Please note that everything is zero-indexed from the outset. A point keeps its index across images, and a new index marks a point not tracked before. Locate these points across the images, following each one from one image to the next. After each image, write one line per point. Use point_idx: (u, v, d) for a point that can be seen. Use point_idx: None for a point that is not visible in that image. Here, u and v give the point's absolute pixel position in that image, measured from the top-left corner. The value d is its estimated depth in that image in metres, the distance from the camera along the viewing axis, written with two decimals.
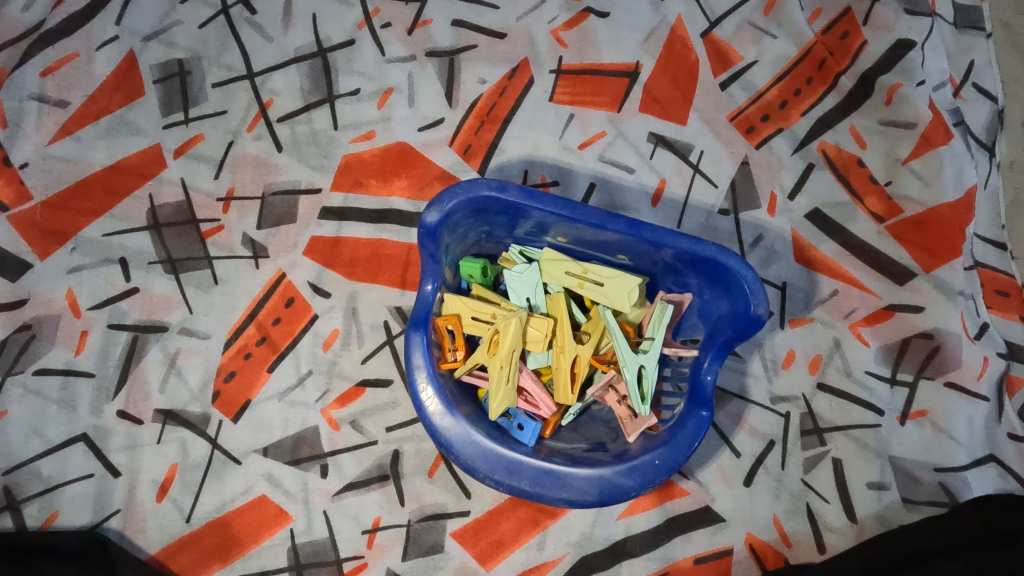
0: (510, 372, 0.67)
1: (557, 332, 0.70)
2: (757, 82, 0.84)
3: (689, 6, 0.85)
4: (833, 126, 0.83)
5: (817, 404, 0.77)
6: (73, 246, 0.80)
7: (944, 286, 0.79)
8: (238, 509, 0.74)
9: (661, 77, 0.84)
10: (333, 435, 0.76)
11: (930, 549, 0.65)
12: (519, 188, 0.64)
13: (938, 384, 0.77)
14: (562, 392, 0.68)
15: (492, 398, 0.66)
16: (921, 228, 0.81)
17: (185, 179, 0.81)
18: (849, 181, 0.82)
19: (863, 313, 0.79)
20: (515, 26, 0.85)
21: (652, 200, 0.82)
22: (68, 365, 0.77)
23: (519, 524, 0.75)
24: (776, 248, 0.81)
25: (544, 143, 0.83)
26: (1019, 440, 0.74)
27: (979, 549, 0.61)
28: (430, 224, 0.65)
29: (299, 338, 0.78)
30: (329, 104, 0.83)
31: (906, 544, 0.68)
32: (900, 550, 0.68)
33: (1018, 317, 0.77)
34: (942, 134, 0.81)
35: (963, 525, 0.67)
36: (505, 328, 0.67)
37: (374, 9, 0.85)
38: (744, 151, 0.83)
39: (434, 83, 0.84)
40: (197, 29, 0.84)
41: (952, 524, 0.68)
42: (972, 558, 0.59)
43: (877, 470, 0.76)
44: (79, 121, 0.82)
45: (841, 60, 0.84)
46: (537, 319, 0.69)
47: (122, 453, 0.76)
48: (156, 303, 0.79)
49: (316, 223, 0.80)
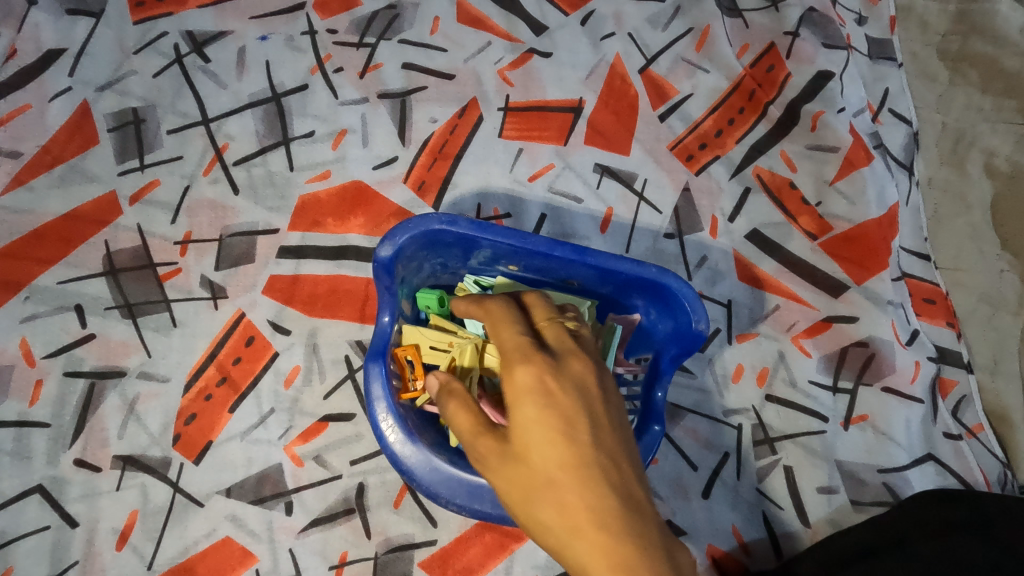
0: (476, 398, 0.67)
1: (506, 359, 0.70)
2: (693, 113, 0.90)
3: (626, 45, 0.91)
4: (765, 151, 0.89)
5: (767, 415, 0.81)
6: (28, 295, 0.79)
7: (875, 296, 0.84)
8: (202, 552, 0.74)
9: (603, 111, 0.89)
10: (297, 471, 0.76)
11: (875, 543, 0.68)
12: (468, 221, 0.67)
13: (875, 389, 0.82)
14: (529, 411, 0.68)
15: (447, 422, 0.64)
16: (851, 244, 0.86)
17: (141, 225, 0.82)
18: (783, 203, 0.88)
19: (803, 326, 0.84)
20: (463, 67, 0.89)
21: (600, 226, 0.86)
22: (22, 416, 0.76)
23: (486, 550, 0.75)
24: (720, 268, 0.85)
25: (495, 176, 0.86)
26: (953, 438, 0.80)
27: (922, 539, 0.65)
28: (384, 259, 0.67)
29: (260, 376, 0.79)
30: (285, 146, 0.85)
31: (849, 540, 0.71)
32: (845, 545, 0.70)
33: (945, 322, 0.85)
34: (863, 156, 0.88)
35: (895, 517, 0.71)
36: (461, 351, 0.67)
37: (326, 55, 0.88)
38: (684, 178, 0.88)
39: (387, 123, 0.87)
40: (151, 78, 0.86)
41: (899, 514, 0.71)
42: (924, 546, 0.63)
43: (826, 474, 0.79)
44: (32, 171, 0.83)
45: (768, 91, 0.90)
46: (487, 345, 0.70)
47: (80, 502, 0.74)
48: (113, 349, 0.79)
49: (274, 262, 0.82)
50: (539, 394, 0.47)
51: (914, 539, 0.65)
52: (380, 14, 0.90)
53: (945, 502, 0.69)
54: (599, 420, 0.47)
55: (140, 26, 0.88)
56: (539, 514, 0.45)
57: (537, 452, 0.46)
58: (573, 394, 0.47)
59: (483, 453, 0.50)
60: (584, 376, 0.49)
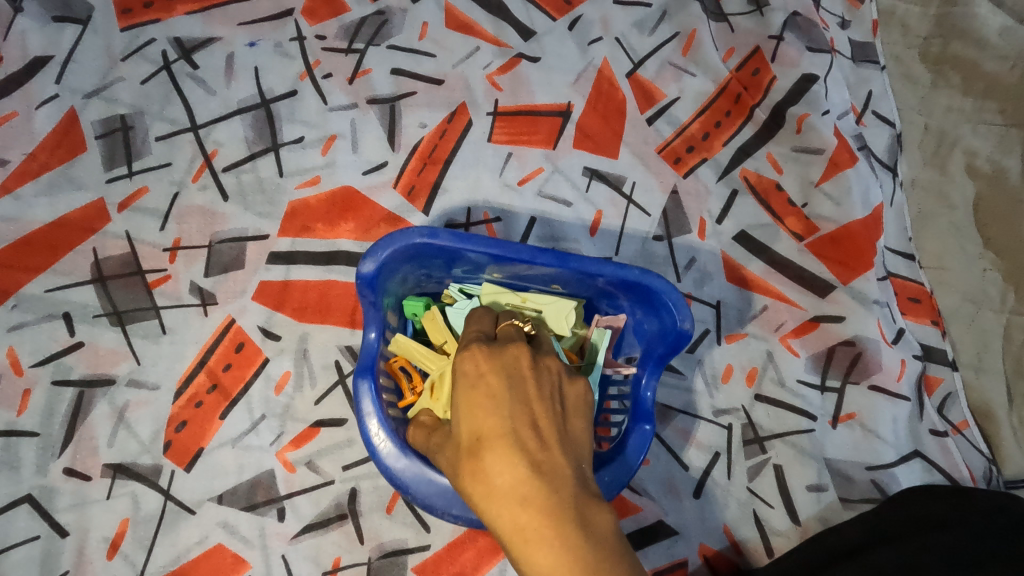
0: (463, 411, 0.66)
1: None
2: (680, 116, 0.91)
3: (614, 49, 0.92)
4: (752, 154, 0.90)
5: (756, 414, 0.82)
6: (15, 303, 0.79)
7: (860, 296, 0.85)
8: (194, 559, 0.74)
9: (591, 115, 0.90)
10: (289, 477, 0.76)
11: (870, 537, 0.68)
12: (450, 232, 0.66)
13: (862, 387, 0.83)
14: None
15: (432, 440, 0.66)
16: (836, 244, 0.87)
17: (130, 232, 0.82)
18: (770, 205, 0.89)
19: (791, 326, 0.85)
20: (451, 72, 0.89)
21: (590, 230, 0.87)
22: (10, 426, 0.75)
23: (480, 554, 0.75)
24: (708, 269, 0.86)
25: (485, 181, 0.87)
26: (939, 435, 0.81)
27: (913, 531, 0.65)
28: (367, 275, 0.66)
29: (251, 382, 0.78)
30: (274, 152, 0.85)
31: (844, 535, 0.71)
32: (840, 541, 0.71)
33: (929, 321, 0.86)
34: (847, 158, 0.89)
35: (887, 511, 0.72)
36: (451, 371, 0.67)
37: (315, 61, 0.88)
38: (672, 180, 0.88)
39: (377, 128, 0.87)
40: (139, 85, 0.86)
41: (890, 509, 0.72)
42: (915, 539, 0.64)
43: (815, 473, 0.80)
44: (19, 178, 0.82)
45: (754, 94, 0.91)
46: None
47: (70, 511, 0.74)
48: (102, 356, 0.78)
49: (264, 268, 0.82)
50: (471, 375, 0.49)
51: (907, 533, 0.66)
52: (368, 19, 0.90)
53: (929, 496, 0.70)
54: (531, 396, 0.48)
55: (128, 32, 0.88)
56: (465, 491, 0.45)
57: (465, 429, 0.47)
58: (501, 372, 0.49)
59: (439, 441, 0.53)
60: (517, 357, 0.50)
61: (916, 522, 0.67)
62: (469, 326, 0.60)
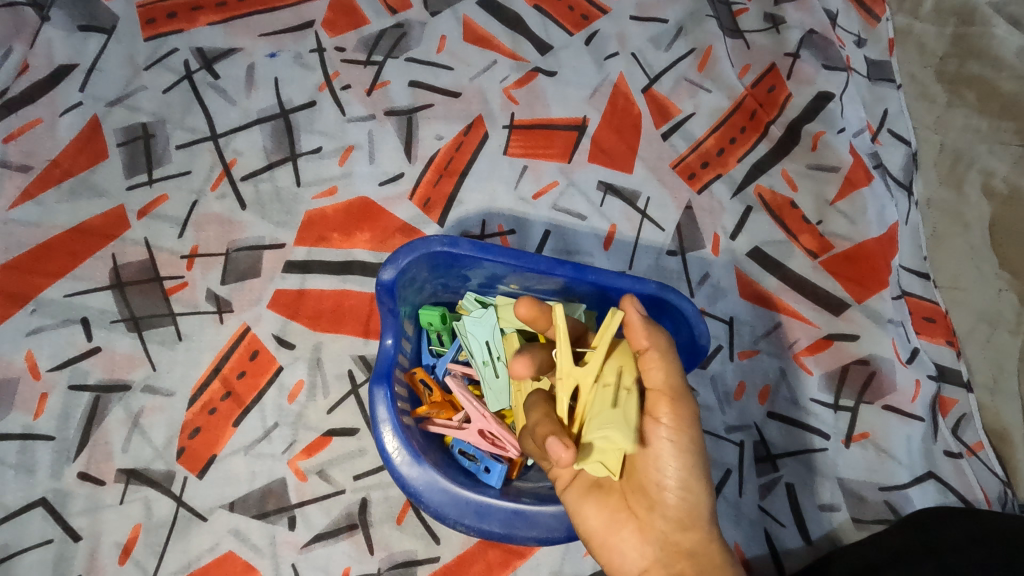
0: (626, 408, 0.51)
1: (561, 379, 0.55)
2: (696, 132, 0.91)
3: (630, 64, 0.93)
4: (766, 170, 0.90)
5: (769, 432, 0.82)
6: (34, 308, 0.80)
7: (875, 315, 0.85)
8: (205, 566, 0.74)
9: (607, 129, 0.90)
10: (301, 486, 0.76)
11: (876, 560, 0.68)
12: (470, 243, 0.68)
13: (876, 407, 0.82)
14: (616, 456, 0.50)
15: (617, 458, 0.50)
16: (851, 262, 0.87)
17: (149, 239, 0.83)
18: (785, 222, 0.89)
19: (805, 343, 0.85)
20: (468, 85, 0.90)
21: (604, 244, 0.87)
22: (27, 429, 0.76)
23: (489, 567, 0.75)
24: (722, 285, 0.86)
25: (500, 194, 0.87)
26: (953, 456, 0.80)
27: (919, 557, 0.64)
28: (386, 281, 0.68)
29: (264, 390, 0.79)
30: (292, 162, 0.86)
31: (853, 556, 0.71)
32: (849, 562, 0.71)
33: (945, 341, 0.85)
34: (863, 176, 0.89)
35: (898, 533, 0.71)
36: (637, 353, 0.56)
37: (334, 72, 0.89)
38: (687, 196, 0.89)
39: (393, 140, 0.88)
40: (161, 94, 0.88)
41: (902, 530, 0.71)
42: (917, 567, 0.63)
43: (827, 492, 0.80)
44: (41, 185, 0.83)
45: (770, 111, 0.92)
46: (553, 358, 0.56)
47: (84, 516, 0.74)
48: (118, 362, 0.79)
49: (280, 276, 0.82)
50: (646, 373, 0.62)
51: (912, 558, 0.65)
52: (387, 32, 0.91)
53: (944, 525, 0.67)
54: None
55: (151, 42, 0.89)
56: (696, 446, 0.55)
57: None
58: None
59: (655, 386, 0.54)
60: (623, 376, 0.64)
61: (924, 546, 0.66)
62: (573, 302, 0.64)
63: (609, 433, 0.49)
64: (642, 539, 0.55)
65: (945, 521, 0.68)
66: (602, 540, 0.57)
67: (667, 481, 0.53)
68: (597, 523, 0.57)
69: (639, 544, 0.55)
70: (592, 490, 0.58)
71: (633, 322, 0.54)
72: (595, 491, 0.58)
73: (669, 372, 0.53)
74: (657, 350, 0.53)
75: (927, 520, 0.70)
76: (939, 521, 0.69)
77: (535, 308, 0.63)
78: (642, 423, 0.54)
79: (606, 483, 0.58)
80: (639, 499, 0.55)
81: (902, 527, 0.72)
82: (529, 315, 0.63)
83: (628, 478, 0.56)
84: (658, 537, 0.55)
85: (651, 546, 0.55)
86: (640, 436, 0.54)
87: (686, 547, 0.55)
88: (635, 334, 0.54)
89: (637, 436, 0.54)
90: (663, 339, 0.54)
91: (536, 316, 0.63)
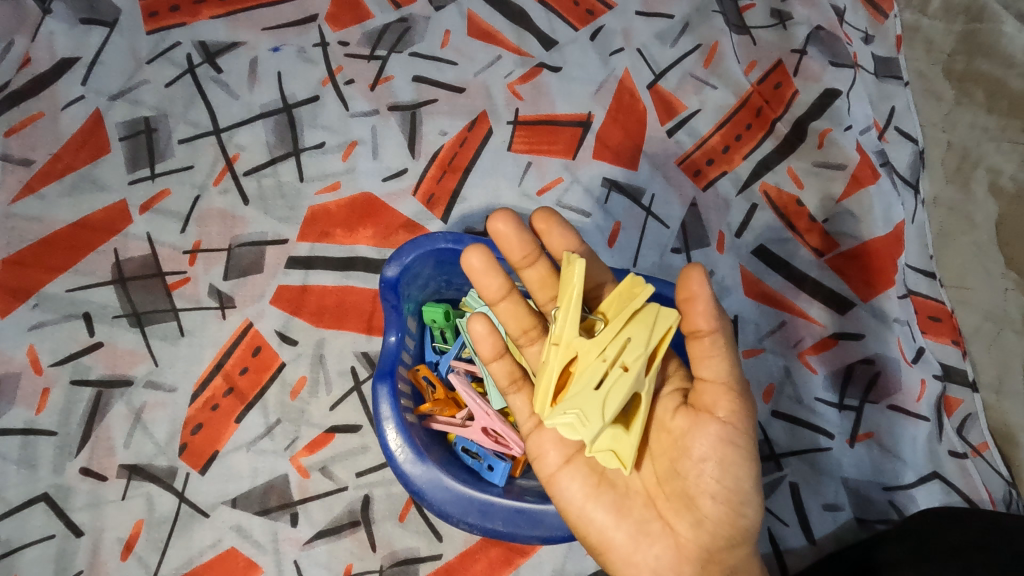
0: (608, 393, 0.50)
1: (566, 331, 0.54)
2: (701, 128, 0.90)
3: (635, 60, 0.92)
4: (772, 168, 0.89)
5: (773, 431, 0.81)
6: (36, 302, 0.79)
7: (881, 314, 0.84)
8: (207, 562, 0.74)
9: (612, 125, 0.90)
10: (303, 482, 0.76)
11: (888, 556, 0.68)
12: (474, 239, 0.69)
13: (882, 407, 0.82)
14: (587, 424, 0.48)
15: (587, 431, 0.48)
16: (857, 261, 0.86)
17: (151, 234, 0.82)
18: (790, 219, 0.88)
19: (809, 342, 0.84)
20: (473, 81, 0.90)
21: (608, 241, 0.86)
22: (29, 424, 0.76)
23: (491, 565, 0.74)
24: (727, 283, 0.86)
25: (504, 190, 0.86)
26: (958, 457, 0.79)
27: (930, 554, 0.64)
28: (390, 278, 0.68)
29: (267, 386, 0.79)
30: (295, 157, 0.86)
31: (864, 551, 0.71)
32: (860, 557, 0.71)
33: (950, 340, 0.85)
34: (870, 174, 0.89)
35: (910, 530, 0.70)
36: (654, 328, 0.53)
37: (338, 67, 0.89)
38: (692, 193, 0.88)
39: (397, 135, 0.87)
40: (164, 88, 0.87)
41: (915, 527, 0.71)
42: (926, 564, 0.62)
43: (831, 492, 0.79)
44: (43, 179, 0.83)
45: (776, 107, 0.91)
46: (551, 322, 0.56)
47: (85, 511, 0.74)
48: (120, 357, 0.79)
49: (283, 272, 0.82)
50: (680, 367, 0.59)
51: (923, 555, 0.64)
52: (392, 26, 0.90)
53: (958, 524, 0.67)
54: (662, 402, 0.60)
55: (153, 36, 0.88)
56: None
57: None
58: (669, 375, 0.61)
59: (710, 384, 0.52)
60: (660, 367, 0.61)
61: (935, 543, 0.65)
62: (563, 233, 0.64)
63: (574, 416, 0.49)
64: (677, 554, 0.55)
65: (959, 520, 0.67)
66: (628, 552, 0.56)
67: (717, 493, 0.52)
68: (621, 535, 0.56)
69: (673, 558, 0.56)
70: (605, 492, 0.57)
71: (700, 299, 0.50)
72: (609, 493, 0.57)
73: (731, 363, 0.51)
74: (720, 336, 0.50)
75: (941, 517, 0.69)
76: (953, 519, 0.68)
77: (512, 228, 0.62)
78: (696, 422, 0.52)
79: (620, 483, 0.57)
80: (679, 513, 0.55)
81: (915, 524, 0.71)
82: (505, 234, 0.62)
83: (662, 485, 0.55)
84: (697, 551, 0.55)
85: (687, 561, 0.56)
86: (691, 438, 0.52)
87: (725, 561, 0.55)
88: (693, 313, 0.51)
89: (685, 438, 0.52)
90: (728, 327, 0.51)
91: (512, 238, 0.62)
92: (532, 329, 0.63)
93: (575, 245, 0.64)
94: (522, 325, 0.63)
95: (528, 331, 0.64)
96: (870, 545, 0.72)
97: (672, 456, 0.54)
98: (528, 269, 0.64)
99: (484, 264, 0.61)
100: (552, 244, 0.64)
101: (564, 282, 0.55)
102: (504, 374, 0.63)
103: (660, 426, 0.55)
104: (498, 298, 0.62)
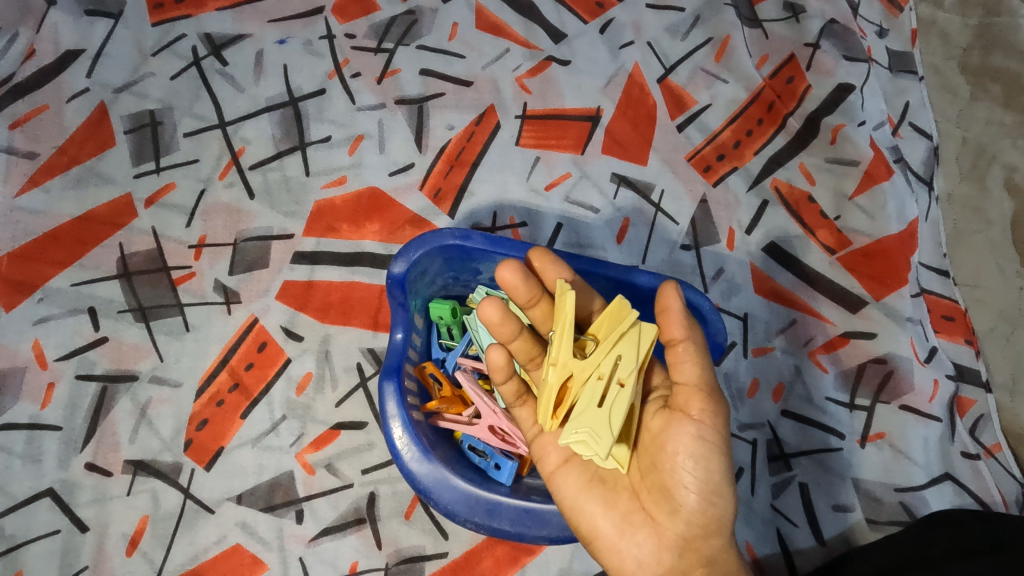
0: (612, 408, 0.51)
1: (562, 354, 0.54)
2: (711, 123, 0.89)
3: (645, 54, 0.91)
4: (784, 164, 0.88)
5: (782, 430, 0.80)
6: (41, 296, 0.79)
7: (894, 313, 0.83)
8: (212, 559, 0.74)
9: (621, 120, 0.88)
10: (308, 479, 0.75)
11: (918, 551, 0.66)
12: (482, 236, 0.68)
13: (893, 407, 0.81)
14: (600, 444, 0.49)
15: (601, 449, 0.49)
16: (870, 259, 0.85)
17: (156, 228, 0.82)
18: (802, 216, 0.87)
19: (820, 341, 0.83)
20: (480, 74, 0.88)
21: (616, 237, 0.85)
22: (34, 419, 0.76)
23: (498, 563, 0.74)
24: (737, 281, 0.84)
25: (511, 185, 0.85)
26: (971, 458, 0.78)
27: (964, 550, 0.62)
28: (397, 275, 0.68)
29: (272, 383, 0.78)
30: (302, 151, 0.85)
31: (894, 545, 0.69)
32: (889, 549, 0.69)
33: (964, 340, 0.83)
34: (883, 171, 0.87)
35: (943, 527, 0.68)
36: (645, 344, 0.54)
37: (344, 60, 0.88)
38: (702, 189, 0.87)
39: (404, 129, 0.86)
40: (169, 80, 0.86)
41: (950, 523, 0.68)
42: (960, 559, 0.60)
43: (841, 492, 0.79)
44: (48, 172, 0.83)
45: (788, 103, 0.90)
46: (549, 345, 0.55)
47: (91, 506, 0.74)
48: (125, 353, 0.78)
49: (289, 267, 0.81)
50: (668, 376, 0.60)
51: (956, 551, 0.62)
52: (398, 19, 0.89)
53: (995, 524, 0.64)
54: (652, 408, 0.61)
55: (159, 28, 0.88)
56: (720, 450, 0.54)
57: None
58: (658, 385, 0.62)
59: (686, 389, 0.52)
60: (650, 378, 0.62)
61: (970, 540, 0.63)
62: (558, 266, 0.62)
63: (585, 435, 0.50)
64: (658, 544, 0.54)
65: (996, 520, 0.65)
66: (613, 541, 0.55)
67: (691, 483, 0.51)
68: (608, 524, 0.55)
69: (655, 549, 0.54)
70: (596, 487, 0.57)
71: (674, 311, 0.52)
72: (600, 488, 0.56)
73: (702, 365, 0.52)
74: (692, 342, 0.52)
75: (979, 518, 0.67)
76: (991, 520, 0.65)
77: (520, 276, 0.61)
78: (672, 421, 0.53)
79: (610, 479, 0.57)
80: (659, 503, 0.54)
81: (948, 520, 0.69)
82: (512, 282, 0.61)
83: (645, 478, 0.55)
84: (677, 542, 0.54)
85: (668, 552, 0.54)
86: (666, 435, 0.52)
87: (704, 554, 0.54)
88: (670, 324, 0.53)
89: (662, 436, 0.53)
90: (699, 334, 0.53)
91: (519, 284, 0.61)
92: (539, 356, 0.62)
93: (572, 277, 0.63)
94: (530, 353, 0.62)
95: (535, 357, 0.62)
96: (901, 539, 0.70)
97: (651, 453, 0.54)
98: (533, 307, 0.63)
99: (502, 316, 0.59)
100: (547, 279, 0.63)
101: (556, 309, 0.56)
102: (511, 392, 0.61)
103: (642, 427, 0.56)
104: (510, 339, 0.61)
